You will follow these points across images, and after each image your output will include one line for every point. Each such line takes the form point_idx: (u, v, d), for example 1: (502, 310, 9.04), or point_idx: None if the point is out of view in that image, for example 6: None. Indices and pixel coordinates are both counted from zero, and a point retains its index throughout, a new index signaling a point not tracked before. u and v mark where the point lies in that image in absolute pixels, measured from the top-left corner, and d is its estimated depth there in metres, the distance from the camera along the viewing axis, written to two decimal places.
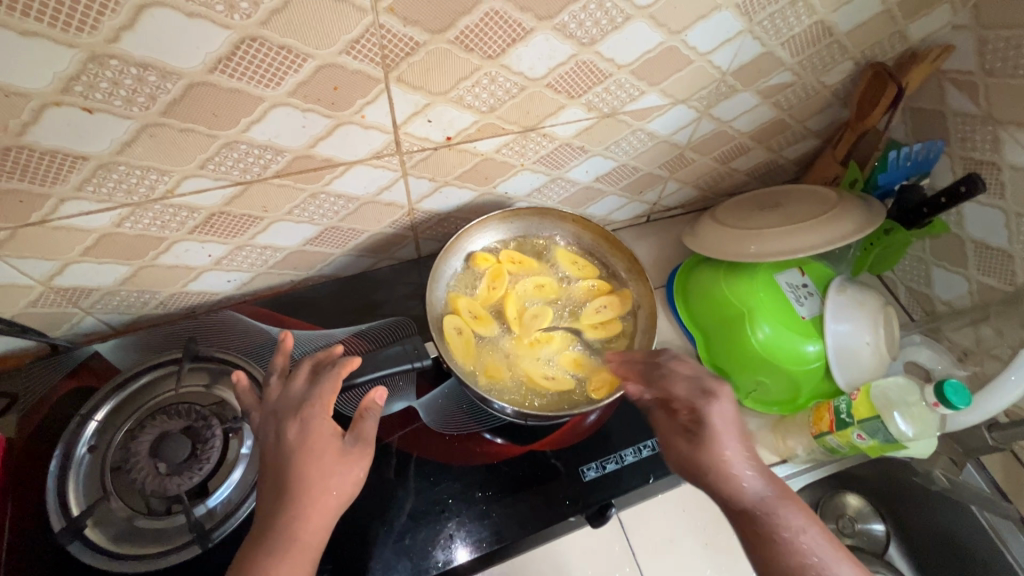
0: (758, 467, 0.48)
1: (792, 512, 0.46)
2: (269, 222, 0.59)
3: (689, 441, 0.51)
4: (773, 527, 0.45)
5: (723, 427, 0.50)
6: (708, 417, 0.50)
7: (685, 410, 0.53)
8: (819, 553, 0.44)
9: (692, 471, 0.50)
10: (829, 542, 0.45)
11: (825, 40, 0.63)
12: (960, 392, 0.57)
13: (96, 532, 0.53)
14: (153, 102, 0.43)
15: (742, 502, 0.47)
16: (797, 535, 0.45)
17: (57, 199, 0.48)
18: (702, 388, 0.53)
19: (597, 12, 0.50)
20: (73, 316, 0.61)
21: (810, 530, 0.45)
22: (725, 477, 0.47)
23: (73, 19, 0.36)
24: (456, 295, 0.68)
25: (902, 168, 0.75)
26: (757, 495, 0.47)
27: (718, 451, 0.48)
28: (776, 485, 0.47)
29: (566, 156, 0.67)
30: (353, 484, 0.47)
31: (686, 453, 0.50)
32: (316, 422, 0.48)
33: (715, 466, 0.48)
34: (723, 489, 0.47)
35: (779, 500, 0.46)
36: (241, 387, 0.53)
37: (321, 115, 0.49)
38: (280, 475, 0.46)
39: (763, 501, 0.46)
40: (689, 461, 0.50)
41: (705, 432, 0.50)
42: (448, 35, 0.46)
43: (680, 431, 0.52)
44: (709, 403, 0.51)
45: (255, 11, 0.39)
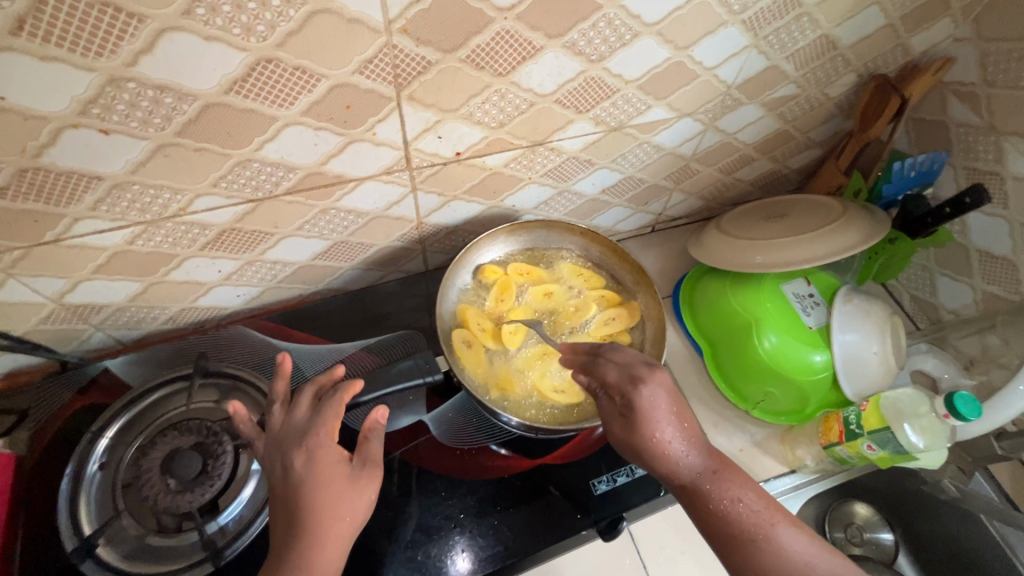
0: (695, 443, 0.48)
1: (728, 483, 0.46)
2: (279, 237, 0.59)
3: (623, 425, 0.49)
4: (711, 500, 0.46)
5: (650, 407, 0.48)
6: (636, 399, 0.48)
7: (618, 394, 0.50)
8: (759, 520, 0.45)
9: (629, 451, 0.49)
10: (766, 508, 0.46)
11: (829, 53, 0.64)
12: (971, 404, 0.57)
13: (108, 551, 0.53)
14: (168, 123, 0.43)
15: (681, 479, 0.47)
16: (734, 504, 0.45)
17: (72, 218, 0.48)
18: (630, 373, 0.50)
19: (606, 30, 0.50)
20: (84, 332, 0.61)
21: (750, 499, 0.46)
22: (660, 458, 0.47)
23: (92, 44, 0.36)
24: (465, 307, 0.68)
25: (907, 178, 0.76)
26: (694, 471, 0.47)
27: (648, 433, 0.47)
28: (714, 459, 0.48)
29: (574, 169, 0.68)
30: (364, 509, 0.47)
31: (621, 436, 0.49)
32: (322, 450, 0.48)
33: (651, 448, 0.47)
34: (660, 468, 0.47)
35: (715, 474, 0.47)
36: (239, 417, 0.52)
37: (333, 133, 0.49)
38: (292, 507, 0.45)
39: (701, 476, 0.46)
40: (625, 443, 0.49)
41: (637, 417, 0.48)
42: (460, 54, 0.47)
43: (614, 413, 0.50)
44: (637, 388, 0.49)
45: (272, 33, 0.40)
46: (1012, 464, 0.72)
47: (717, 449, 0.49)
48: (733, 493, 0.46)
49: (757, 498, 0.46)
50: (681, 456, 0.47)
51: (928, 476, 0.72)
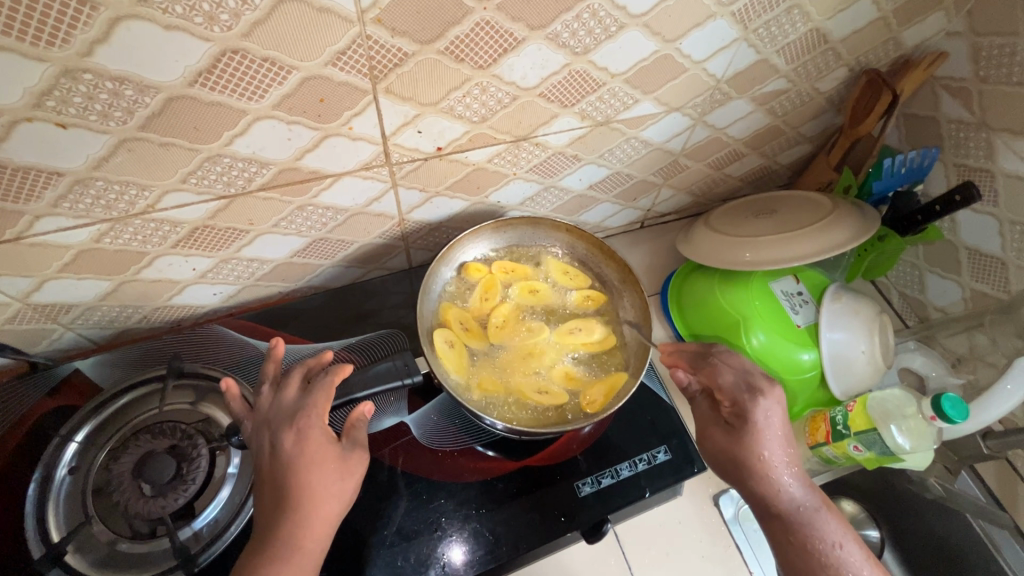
0: (799, 476, 0.52)
1: (830, 524, 0.50)
2: (255, 235, 0.58)
3: (727, 435, 0.54)
4: (811, 534, 0.49)
5: (765, 427, 0.52)
6: (749, 412, 0.53)
7: (728, 400, 0.55)
8: (853, 565, 0.48)
9: (726, 463, 0.54)
10: (863, 558, 0.49)
11: (821, 48, 0.63)
12: (957, 407, 0.57)
13: (77, 558, 0.51)
14: (130, 116, 0.41)
15: (778, 505, 0.51)
16: (833, 547, 0.49)
17: (32, 216, 0.46)
18: (748, 383, 0.55)
19: (590, 21, 0.48)
20: (53, 332, 0.60)
21: (845, 544, 0.49)
22: (765, 478, 0.51)
23: (44, 33, 0.34)
24: (448, 306, 0.67)
25: (897, 175, 0.75)
26: (797, 502, 0.51)
27: (758, 450, 0.52)
28: (815, 495, 0.52)
29: (560, 165, 0.66)
30: (350, 490, 0.49)
31: (723, 446, 0.54)
32: (313, 430, 0.50)
33: (756, 464, 0.52)
34: (761, 488, 0.51)
35: (816, 510, 0.51)
36: (233, 394, 0.54)
37: (307, 127, 0.48)
38: (280, 485, 0.47)
39: (802, 507, 0.51)
40: (727, 453, 0.54)
41: (743, 424, 0.53)
42: (438, 45, 0.45)
43: (718, 423, 0.56)
44: (755, 399, 0.54)
45: (237, 23, 0.38)
46: (998, 463, 0.71)
47: (819, 489, 0.53)
48: (832, 533, 0.50)
49: (856, 547, 0.50)
50: (788, 483, 0.51)
51: (914, 475, 0.72)
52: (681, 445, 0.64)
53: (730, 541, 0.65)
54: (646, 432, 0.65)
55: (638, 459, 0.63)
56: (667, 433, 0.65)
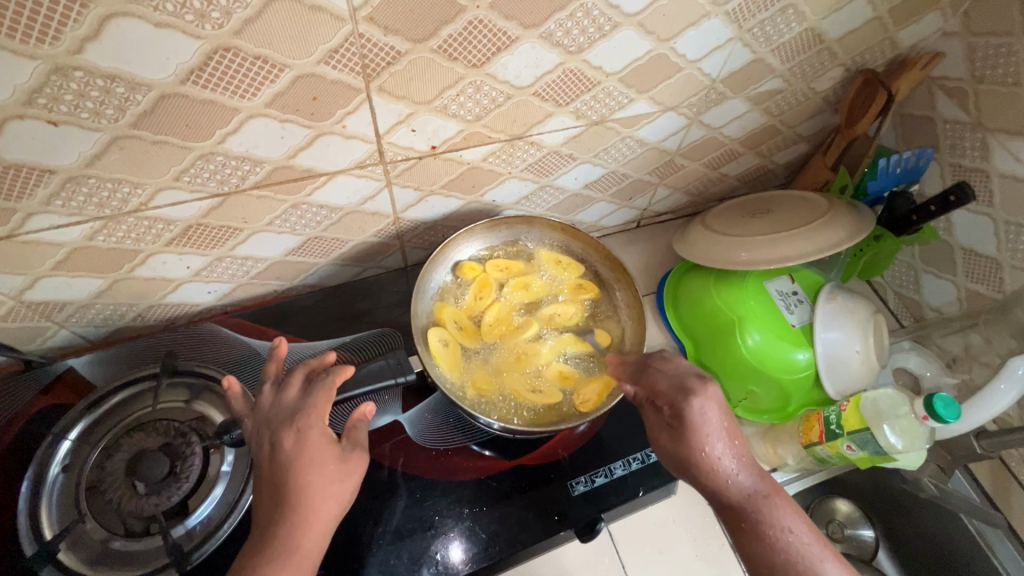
0: (746, 464, 0.48)
1: (780, 512, 0.46)
2: (249, 233, 0.58)
3: (670, 435, 0.51)
4: (761, 527, 0.46)
5: (702, 420, 0.49)
6: (685, 410, 0.50)
7: (667, 404, 0.52)
8: (808, 554, 0.44)
9: (676, 464, 0.50)
10: (819, 544, 0.45)
11: (816, 47, 0.63)
12: (950, 406, 0.58)
13: (71, 556, 0.51)
14: (122, 114, 0.41)
15: (729, 498, 0.47)
16: (784, 535, 0.45)
17: (24, 213, 0.46)
18: (682, 384, 0.52)
19: (584, 20, 0.48)
20: (48, 330, 0.60)
21: (800, 533, 0.45)
22: (710, 472, 0.48)
23: (34, 30, 0.34)
24: (442, 305, 0.67)
25: (892, 175, 0.74)
26: (745, 492, 0.47)
27: (699, 445, 0.48)
28: (765, 483, 0.48)
29: (556, 164, 0.66)
30: (349, 492, 0.49)
31: (668, 446, 0.51)
32: (313, 432, 0.49)
33: (698, 459, 0.48)
34: (709, 483, 0.48)
35: (766, 498, 0.47)
36: (232, 393, 0.53)
37: (300, 125, 0.48)
38: (279, 485, 0.47)
39: (751, 498, 0.47)
40: (672, 454, 0.51)
41: (683, 424, 0.50)
42: (430, 44, 0.45)
43: (661, 424, 0.52)
44: (688, 399, 0.50)
45: (228, 20, 0.38)
46: (992, 463, 0.71)
47: (772, 477, 0.49)
48: (784, 522, 0.46)
49: (810, 534, 0.45)
50: (733, 474, 0.48)
51: (908, 475, 0.72)
52: None
53: (724, 540, 0.65)
54: (640, 431, 0.65)
55: (633, 458, 0.63)
56: None
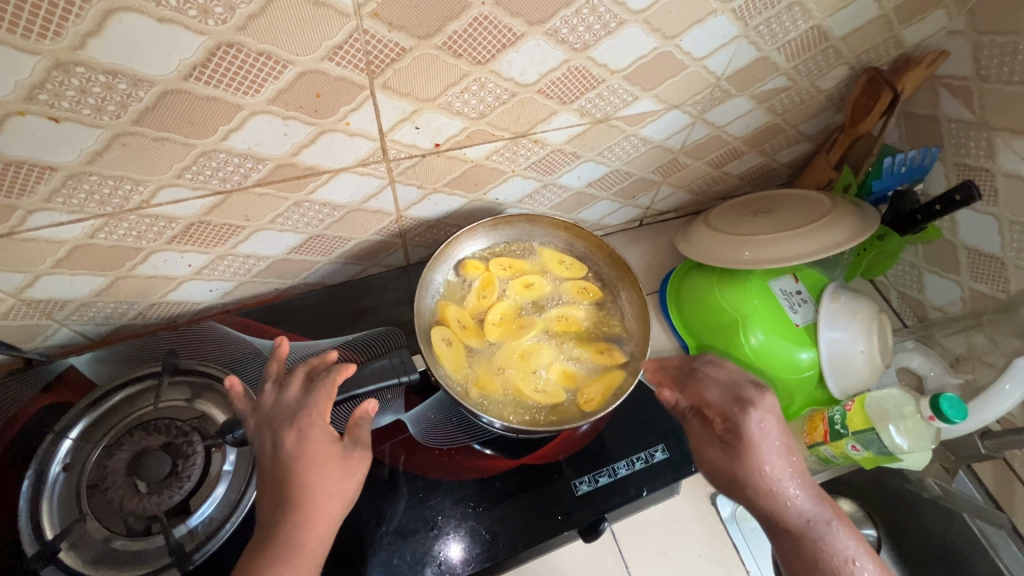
0: (806, 486, 0.51)
1: (843, 537, 0.49)
2: (251, 231, 0.57)
3: (724, 453, 0.53)
4: (823, 549, 0.48)
5: (761, 439, 0.51)
6: (742, 426, 0.52)
7: (720, 416, 0.54)
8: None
9: (730, 483, 0.52)
10: (877, 569, 0.48)
11: (821, 45, 0.62)
12: (956, 407, 0.58)
13: (71, 556, 0.51)
14: (124, 111, 0.41)
15: (787, 521, 0.50)
16: (847, 563, 0.48)
17: (25, 210, 0.45)
18: (737, 395, 0.55)
19: (590, 17, 0.48)
20: (48, 328, 0.59)
21: (862, 559, 0.48)
22: (769, 493, 0.50)
23: (35, 25, 0.34)
24: (445, 304, 0.66)
25: (897, 174, 0.74)
26: (806, 516, 0.50)
27: (758, 465, 0.50)
28: (825, 507, 0.50)
29: (559, 162, 0.66)
30: (352, 490, 0.49)
31: (720, 464, 0.53)
32: (315, 431, 0.49)
33: (757, 479, 0.50)
34: (766, 504, 0.50)
35: (827, 523, 0.49)
36: (234, 392, 0.53)
37: (303, 122, 0.47)
38: (281, 484, 0.47)
39: (811, 522, 0.49)
40: (725, 471, 0.52)
41: (739, 441, 0.51)
42: (435, 40, 0.45)
43: (712, 439, 0.54)
44: (745, 412, 0.53)
45: (231, 16, 0.37)
46: (996, 463, 0.71)
47: (830, 500, 0.51)
48: (843, 546, 0.49)
49: (868, 558, 0.48)
50: (794, 497, 0.50)
51: (911, 475, 0.72)
52: (679, 443, 0.64)
53: (727, 540, 0.65)
54: (643, 431, 0.65)
55: (636, 458, 0.63)
56: (665, 431, 0.65)
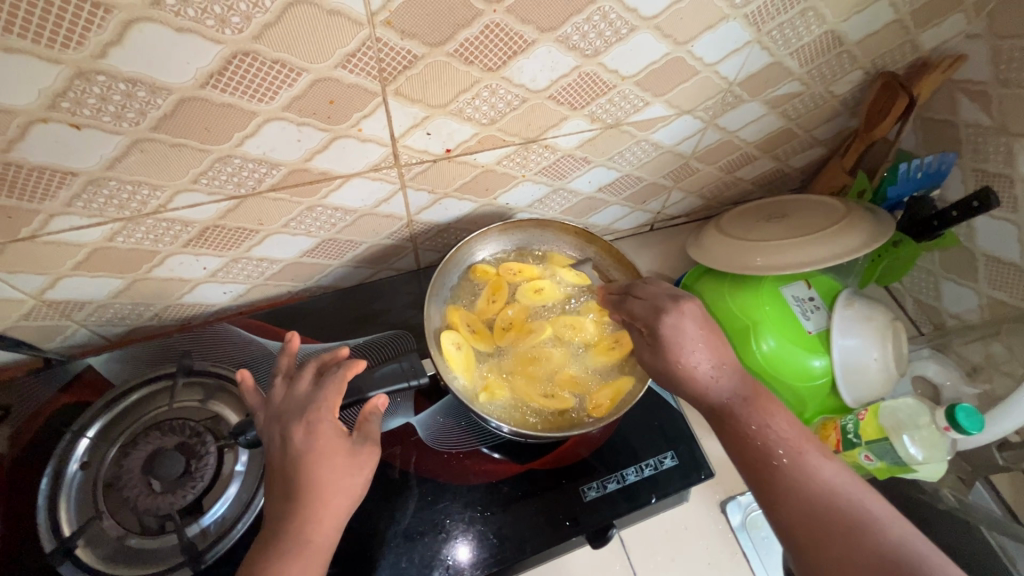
0: (727, 374, 0.54)
1: (760, 409, 0.52)
2: (265, 235, 0.58)
3: (651, 353, 0.56)
4: (745, 420, 0.52)
5: (674, 337, 0.55)
6: (659, 328, 0.56)
7: (644, 326, 0.57)
8: (788, 443, 0.50)
9: (661, 378, 0.56)
10: (796, 436, 0.51)
11: (836, 49, 0.62)
12: (973, 418, 0.57)
13: (88, 552, 0.52)
14: (143, 118, 0.42)
15: (712, 402, 0.53)
16: (765, 429, 0.51)
17: (47, 214, 0.47)
18: (656, 306, 0.57)
19: (601, 24, 0.48)
20: (66, 328, 0.61)
21: (783, 429, 0.51)
22: (691, 381, 0.54)
23: (58, 35, 0.35)
24: (455, 308, 0.67)
25: (913, 179, 0.73)
26: (727, 394, 0.53)
27: (675, 360, 0.54)
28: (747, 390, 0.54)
29: (569, 167, 0.66)
30: (360, 485, 0.49)
31: (650, 363, 0.57)
32: (324, 425, 0.50)
33: (678, 372, 0.54)
34: (692, 391, 0.54)
35: (747, 399, 0.53)
36: (247, 386, 0.54)
37: (317, 128, 0.48)
38: (290, 478, 0.47)
39: (733, 400, 0.53)
40: (653, 369, 0.56)
41: (662, 344, 0.55)
42: (447, 48, 0.45)
43: (642, 344, 0.58)
44: (661, 317, 0.56)
45: (247, 25, 0.38)
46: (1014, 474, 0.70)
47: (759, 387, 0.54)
48: (762, 415, 0.52)
49: (786, 426, 0.51)
50: (715, 381, 0.54)
51: (926, 485, 0.71)
52: (689, 450, 0.64)
53: (737, 548, 0.64)
54: (652, 437, 0.65)
55: (645, 464, 0.63)
56: (674, 438, 0.64)
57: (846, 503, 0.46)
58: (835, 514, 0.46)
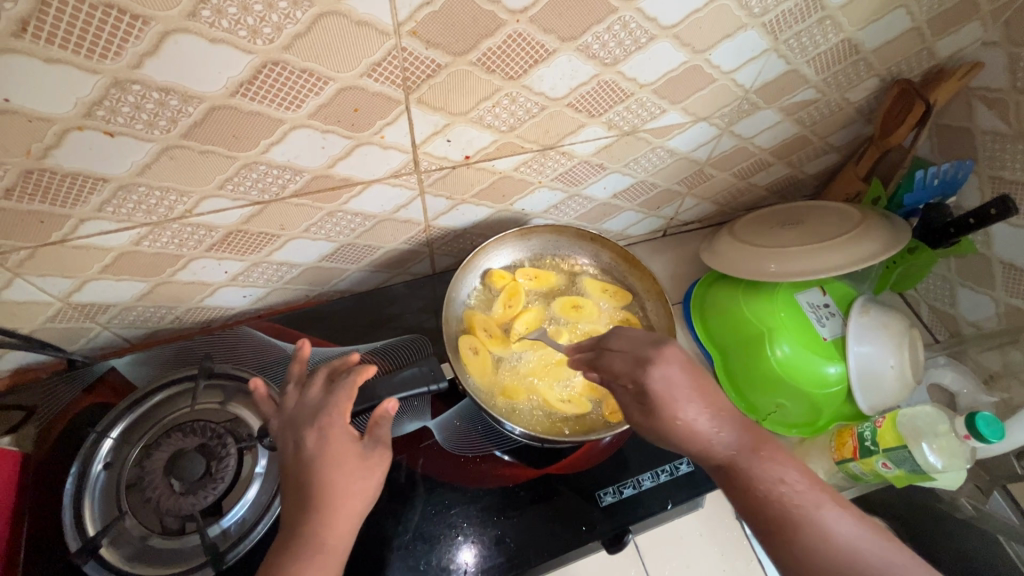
0: (726, 421, 0.46)
1: (770, 464, 0.44)
2: (286, 239, 0.59)
3: (642, 413, 0.46)
4: (753, 480, 0.44)
5: (665, 391, 0.45)
6: (648, 384, 0.46)
7: (629, 380, 0.47)
8: (800, 500, 0.43)
9: (653, 437, 0.47)
10: (810, 488, 0.44)
11: (852, 58, 0.62)
12: (992, 426, 0.58)
13: (111, 552, 0.53)
14: (174, 125, 0.43)
15: (715, 458, 0.45)
16: (778, 487, 0.43)
17: (77, 219, 0.48)
18: (637, 357, 0.48)
19: (621, 33, 0.49)
20: (91, 330, 0.62)
21: (793, 481, 0.44)
22: (689, 439, 0.45)
23: (97, 46, 0.36)
24: (472, 313, 0.68)
25: (931, 186, 0.73)
26: (728, 449, 0.45)
27: (672, 417, 0.45)
28: (749, 436, 0.45)
29: (585, 173, 0.67)
30: (372, 489, 0.50)
31: (643, 422, 0.46)
32: (335, 430, 0.50)
33: (677, 431, 0.45)
34: (693, 450, 0.45)
35: (753, 453, 0.44)
36: (259, 394, 0.55)
37: (341, 136, 0.49)
38: (303, 482, 0.47)
39: (737, 454, 0.44)
40: (646, 429, 0.46)
41: (650, 383, 0.46)
42: (470, 57, 0.46)
43: (630, 401, 0.47)
44: (647, 369, 0.46)
45: (278, 36, 0.39)
46: None
47: None
48: (772, 470, 0.44)
49: (797, 476, 0.44)
50: (715, 433, 0.45)
51: (944, 494, 0.70)
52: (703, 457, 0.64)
53: (752, 555, 0.64)
54: (667, 443, 0.65)
55: (661, 470, 0.63)
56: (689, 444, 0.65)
57: (869, 564, 0.41)
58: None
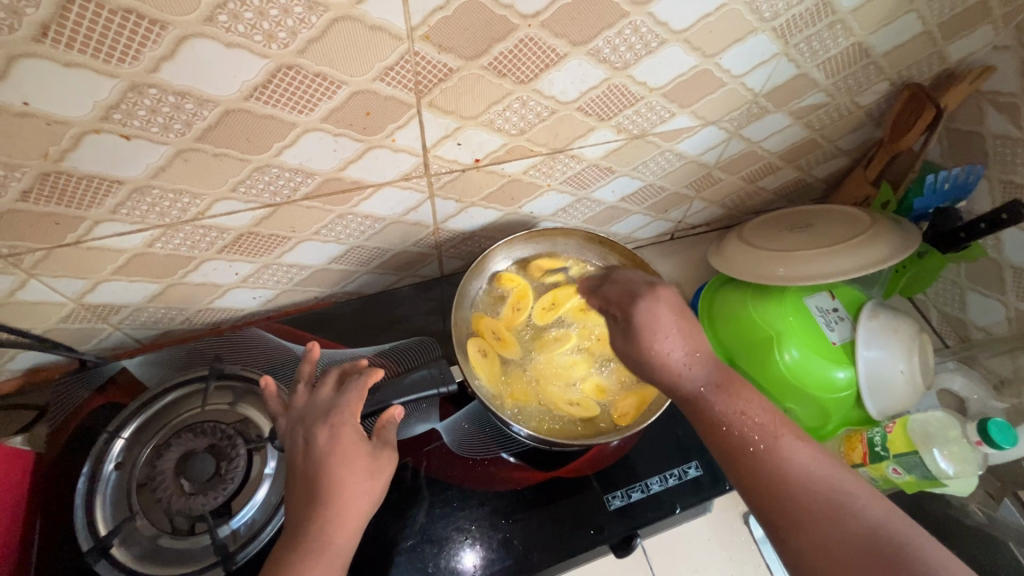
0: (702, 359, 0.50)
1: (735, 398, 0.48)
2: (296, 242, 0.59)
3: (624, 338, 0.52)
4: (716, 409, 0.48)
5: (648, 322, 0.50)
6: (632, 313, 0.52)
7: (619, 310, 0.53)
8: (760, 429, 0.46)
9: (632, 364, 0.52)
10: (772, 421, 0.47)
11: (863, 61, 0.62)
12: (1005, 432, 0.58)
13: (122, 551, 0.53)
14: (188, 128, 0.43)
15: (684, 391, 0.49)
16: (737, 416, 0.47)
17: (92, 221, 0.48)
18: (631, 291, 0.54)
19: (631, 37, 0.49)
20: (102, 331, 0.62)
21: (754, 414, 0.47)
22: (662, 367, 0.50)
23: (114, 50, 0.36)
24: (481, 316, 0.68)
25: (940, 191, 0.73)
26: (698, 382, 0.49)
27: (648, 345, 0.50)
28: (720, 374, 0.49)
29: (593, 177, 0.67)
30: (379, 489, 0.50)
31: (625, 349, 0.52)
32: (345, 429, 0.50)
33: (650, 358, 0.50)
34: (665, 380, 0.50)
35: (720, 389, 0.48)
36: (269, 392, 0.55)
37: (352, 139, 0.49)
38: (312, 480, 0.47)
39: (705, 388, 0.49)
40: (626, 354, 0.52)
41: (661, 347, 0.50)
42: (482, 61, 0.46)
43: (618, 330, 0.53)
44: (636, 302, 0.52)
45: (293, 40, 0.39)
46: None
47: None
48: (736, 403, 0.48)
49: (761, 410, 0.47)
50: (687, 366, 0.50)
51: (954, 501, 0.70)
52: (711, 461, 0.64)
53: (760, 561, 0.64)
54: (675, 448, 0.65)
55: (669, 474, 0.63)
56: (697, 449, 0.64)
57: (825, 488, 0.42)
58: (816, 501, 0.42)
